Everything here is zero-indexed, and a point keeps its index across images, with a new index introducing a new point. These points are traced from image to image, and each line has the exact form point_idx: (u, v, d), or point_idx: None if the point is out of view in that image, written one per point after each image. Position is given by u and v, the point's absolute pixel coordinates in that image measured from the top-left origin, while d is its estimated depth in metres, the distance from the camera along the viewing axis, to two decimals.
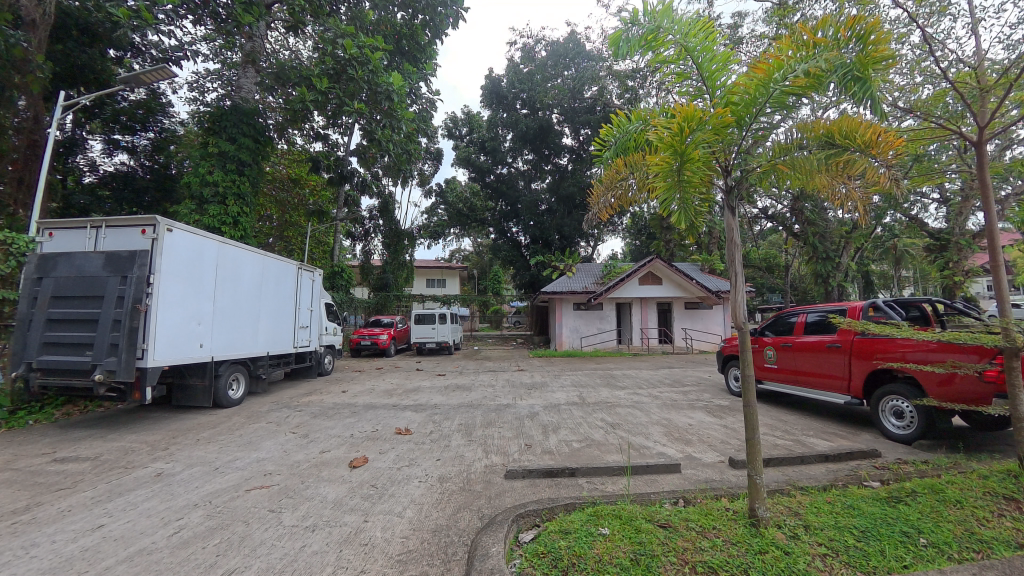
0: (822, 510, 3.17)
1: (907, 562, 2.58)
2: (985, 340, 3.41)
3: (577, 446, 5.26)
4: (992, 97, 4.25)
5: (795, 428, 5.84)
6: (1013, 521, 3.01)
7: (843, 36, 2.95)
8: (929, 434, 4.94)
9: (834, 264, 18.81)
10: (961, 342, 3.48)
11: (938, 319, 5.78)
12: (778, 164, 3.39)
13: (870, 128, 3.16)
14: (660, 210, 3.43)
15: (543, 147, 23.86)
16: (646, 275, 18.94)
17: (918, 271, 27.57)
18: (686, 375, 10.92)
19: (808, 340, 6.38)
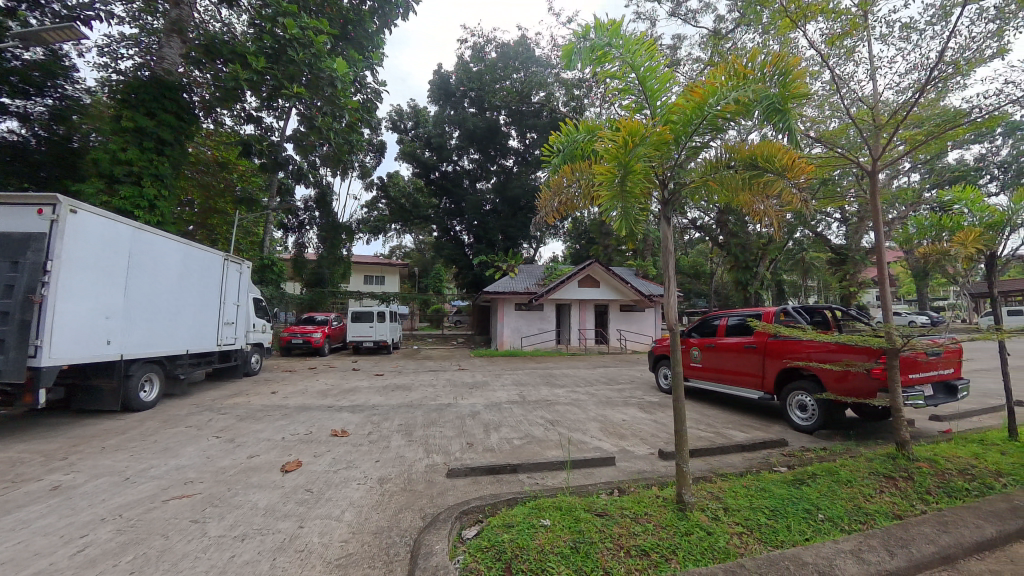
0: (739, 493, 3.51)
1: (808, 535, 2.96)
2: (872, 342, 3.96)
3: (519, 443, 5.39)
4: (884, 133, 4.91)
5: (717, 422, 6.37)
6: (890, 497, 3.54)
7: (767, 71, 3.30)
8: (828, 424, 5.60)
9: (753, 273, 20.61)
10: (855, 343, 4.02)
11: (837, 324, 6.55)
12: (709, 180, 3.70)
13: (786, 154, 3.57)
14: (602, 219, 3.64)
15: (490, 147, 23.99)
16: (585, 278, 19.61)
17: (821, 282, 30.91)
18: (621, 374, 11.47)
19: (729, 341, 6.99)
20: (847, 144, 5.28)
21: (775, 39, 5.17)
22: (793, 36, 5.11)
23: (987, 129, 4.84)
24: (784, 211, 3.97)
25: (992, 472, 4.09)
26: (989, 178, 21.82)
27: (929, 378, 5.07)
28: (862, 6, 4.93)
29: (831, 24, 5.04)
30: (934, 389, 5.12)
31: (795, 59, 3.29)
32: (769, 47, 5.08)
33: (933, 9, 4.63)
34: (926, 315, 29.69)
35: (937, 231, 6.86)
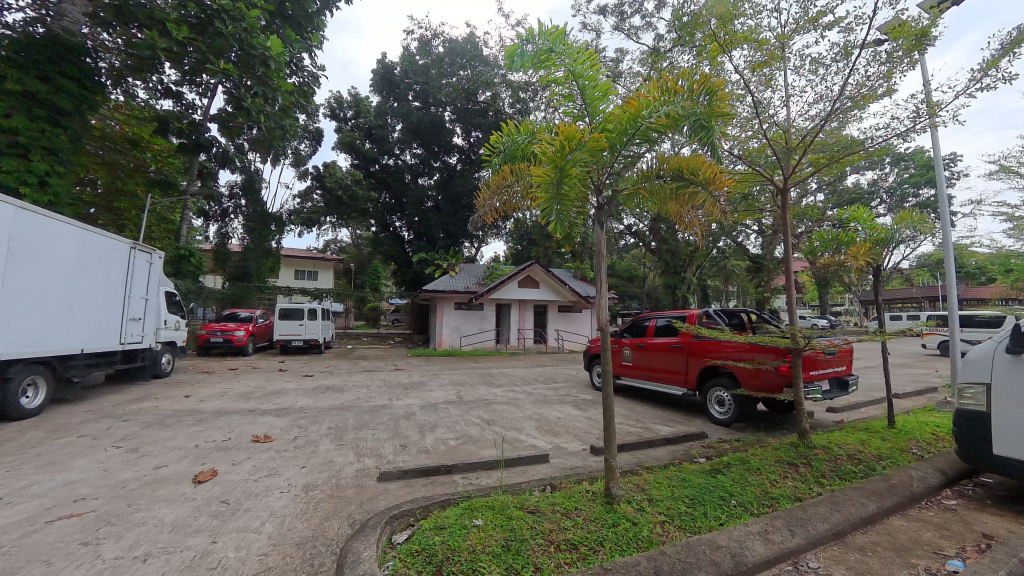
0: (663, 484, 3.71)
1: (722, 521, 3.18)
2: (780, 342, 4.36)
3: (454, 443, 5.33)
4: (795, 155, 5.42)
5: (645, 417, 6.70)
6: (792, 481, 3.91)
7: (696, 89, 3.51)
8: (742, 417, 6.07)
9: (681, 278, 21.98)
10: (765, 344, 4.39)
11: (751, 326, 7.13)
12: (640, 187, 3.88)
13: (710, 168, 3.82)
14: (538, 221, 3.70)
15: (434, 143, 23.59)
16: (525, 278, 19.85)
17: (740, 288, 33.62)
18: (557, 373, 11.74)
19: (657, 341, 7.38)
20: (764, 162, 5.76)
21: (705, 59, 5.55)
22: (722, 58, 5.50)
23: (877, 156, 5.51)
24: (707, 222, 4.23)
25: (873, 457, 4.65)
26: (877, 200, 24.90)
27: (826, 373, 5.66)
28: (780, 39, 5.42)
29: (754, 52, 5.49)
30: (830, 384, 5.73)
31: (720, 81, 3.52)
32: (701, 67, 5.44)
33: (837, 47, 5.18)
34: (825, 320, 33.31)
35: (835, 244, 7.70)
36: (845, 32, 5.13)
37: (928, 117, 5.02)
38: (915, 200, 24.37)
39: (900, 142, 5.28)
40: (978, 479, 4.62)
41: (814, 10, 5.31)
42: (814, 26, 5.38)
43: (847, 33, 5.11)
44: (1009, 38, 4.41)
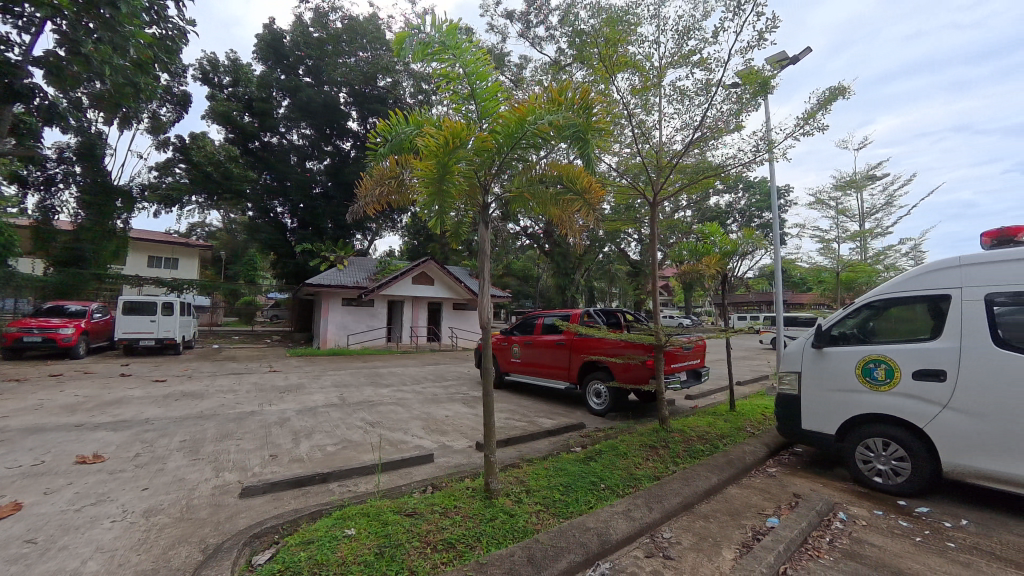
0: (541, 474, 3.88)
1: (591, 504, 3.43)
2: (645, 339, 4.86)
3: (333, 449, 4.98)
4: (665, 174, 6.07)
5: (530, 411, 6.97)
6: (653, 463, 4.36)
7: (579, 103, 3.70)
8: (615, 408, 6.62)
9: (570, 279, 23.35)
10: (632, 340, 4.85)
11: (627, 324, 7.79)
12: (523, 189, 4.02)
13: (587, 179, 4.18)
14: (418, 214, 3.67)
15: (325, 125, 21.87)
16: (419, 275, 19.42)
17: (621, 290, 36.77)
18: (448, 370, 11.67)
19: (544, 338, 7.72)
20: (642, 179, 6.36)
21: (597, 75, 5.93)
22: (610, 77, 5.93)
23: (727, 180, 6.43)
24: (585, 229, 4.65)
25: (717, 436, 5.41)
26: (732, 218, 29.05)
27: (684, 366, 6.42)
28: (657, 70, 6.02)
29: (637, 76, 6.02)
30: (687, 374, 6.52)
31: (601, 101, 3.75)
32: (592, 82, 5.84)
33: (700, 82, 5.89)
34: (688, 320, 37.91)
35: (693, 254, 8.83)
36: (708, 71, 5.86)
37: (765, 152, 5.95)
38: (759, 221, 28.90)
39: (744, 170, 6.19)
40: (791, 448, 5.64)
41: (686, 47, 5.98)
42: (685, 62, 6.05)
43: (710, 72, 5.84)
44: (823, 96, 5.42)
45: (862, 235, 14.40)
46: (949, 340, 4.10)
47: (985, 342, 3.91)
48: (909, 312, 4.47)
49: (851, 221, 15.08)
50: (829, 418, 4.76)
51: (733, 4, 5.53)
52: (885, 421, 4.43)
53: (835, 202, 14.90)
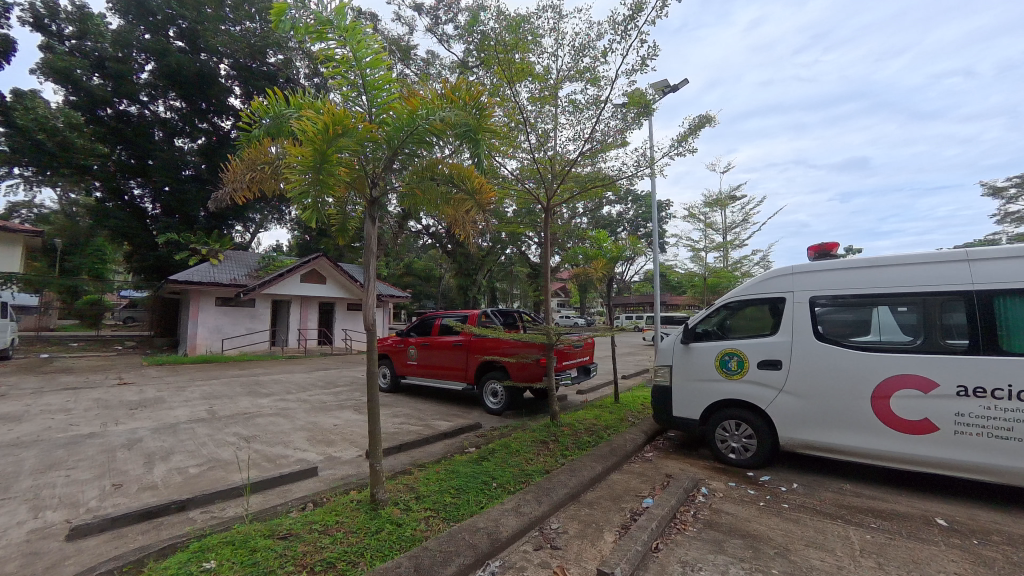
0: (433, 479, 3.84)
1: (482, 504, 3.47)
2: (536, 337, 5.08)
3: (196, 471, 4.39)
4: (557, 181, 6.46)
5: (426, 414, 6.85)
6: (543, 457, 4.57)
7: (470, 102, 3.71)
8: (510, 406, 6.79)
9: (472, 280, 23.45)
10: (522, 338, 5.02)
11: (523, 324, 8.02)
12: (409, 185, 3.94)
13: (477, 179, 4.23)
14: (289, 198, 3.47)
15: (200, 99, 19.15)
16: (309, 272, 18.02)
17: (522, 291, 37.82)
18: (340, 376, 10.98)
19: (441, 339, 7.65)
20: (539, 183, 6.62)
21: (499, 79, 6.03)
22: (511, 83, 6.06)
23: (613, 190, 6.96)
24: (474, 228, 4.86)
25: (602, 427, 5.83)
26: (622, 227, 31.51)
27: (573, 363, 6.79)
28: (555, 80, 6.27)
29: (535, 85, 6.25)
30: (577, 371, 6.93)
31: (494, 105, 3.80)
32: (492, 86, 6.01)
33: (591, 97, 6.26)
34: (583, 320, 40.27)
35: (583, 257, 9.46)
36: (598, 88, 6.26)
37: (645, 168, 6.54)
38: (644, 231, 31.70)
39: (627, 183, 6.73)
40: (664, 434, 6.29)
41: (581, 63, 6.32)
42: (580, 78, 6.39)
43: (600, 89, 6.24)
44: (692, 122, 6.10)
45: (724, 247, 16.55)
46: (784, 335, 4.90)
47: (808, 336, 4.75)
48: (756, 312, 5.22)
49: (716, 233, 17.22)
50: (694, 404, 5.40)
51: (622, 29, 5.98)
52: (737, 405, 5.14)
53: (704, 217, 16.91)
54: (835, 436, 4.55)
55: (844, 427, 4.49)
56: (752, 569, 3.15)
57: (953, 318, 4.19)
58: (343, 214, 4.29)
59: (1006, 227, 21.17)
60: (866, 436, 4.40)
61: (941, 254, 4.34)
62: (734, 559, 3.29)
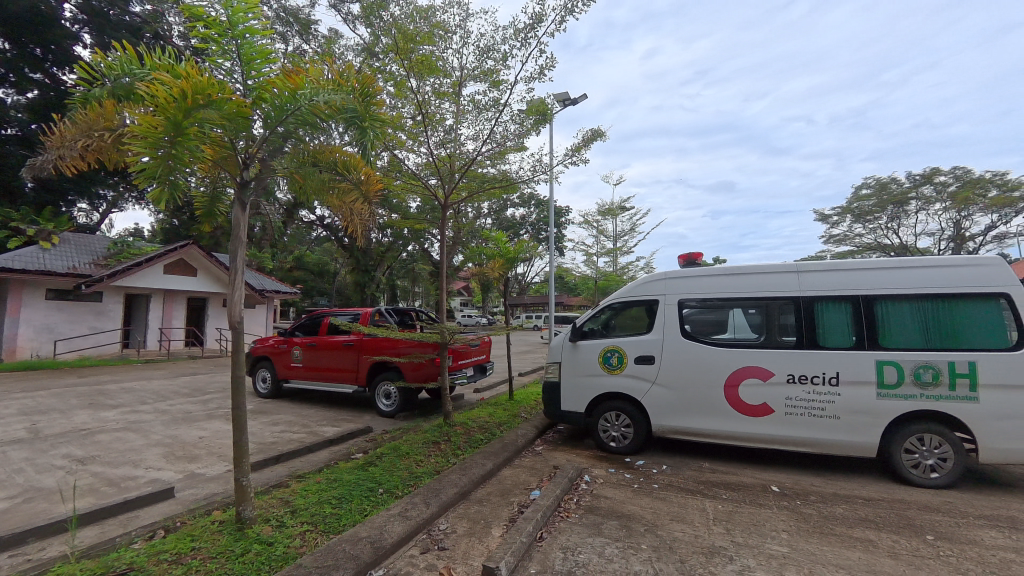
0: (312, 491, 3.70)
1: (366, 513, 3.41)
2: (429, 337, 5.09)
3: (5, 505, 3.61)
4: (454, 177, 6.50)
5: (312, 420, 6.44)
6: (434, 459, 4.62)
7: (360, 88, 3.78)
8: (404, 407, 6.67)
9: (370, 276, 22.46)
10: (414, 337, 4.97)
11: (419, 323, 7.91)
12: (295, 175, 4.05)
13: (363, 171, 4.65)
14: (132, 169, 3.07)
15: (31, 44, 15.64)
16: (175, 263, 15.79)
17: (424, 290, 37.10)
18: (209, 382, 9.78)
19: (331, 339, 7.24)
20: (440, 177, 6.60)
21: (402, 68, 5.81)
22: (414, 76, 5.91)
23: (512, 193, 7.18)
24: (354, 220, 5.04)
25: (495, 424, 6.00)
26: (525, 229, 32.49)
27: (468, 362, 6.88)
28: (457, 78, 6.25)
29: (439, 80, 6.17)
30: (473, 370, 7.03)
31: (382, 94, 3.94)
32: (390, 77, 5.83)
33: (491, 99, 6.36)
34: (483, 321, 40.55)
35: (482, 256, 9.64)
36: (500, 92, 6.38)
37: (541, 173, 6.82)
38: (545, 234, 33.01)
39: (525, 186, 6.97)
40: (553, 427, 6.67)
41: (485, 65, 6.38)
42: (483, 78, 6.44)
43: (501, 92, 6.37)
44: (585, 135, 6.50)
45: (613, 253, 17.93)
46: (657, 333, 5.46)
47: (676, 334, 5.37)
48: (634, 312, 5.73)
49: (607, 239, 18.56)
50: (579, 398, 5.79)
51: (523, 36, 6.16)
52: (618, 398, 5.63)
53: (597, 224, 18.14)
54: (697, 421, 5.19)
55: (703, 413, 5.16)
56: (624, 547, 3.48)
57: (786, 319, 5.03)
58: (210, 195, 3.91)
59: (828, 246, 25.93)
60: (720, 420, 5.10)
61: (779, 267, 5.19)
62: (610, 539, 3.60)
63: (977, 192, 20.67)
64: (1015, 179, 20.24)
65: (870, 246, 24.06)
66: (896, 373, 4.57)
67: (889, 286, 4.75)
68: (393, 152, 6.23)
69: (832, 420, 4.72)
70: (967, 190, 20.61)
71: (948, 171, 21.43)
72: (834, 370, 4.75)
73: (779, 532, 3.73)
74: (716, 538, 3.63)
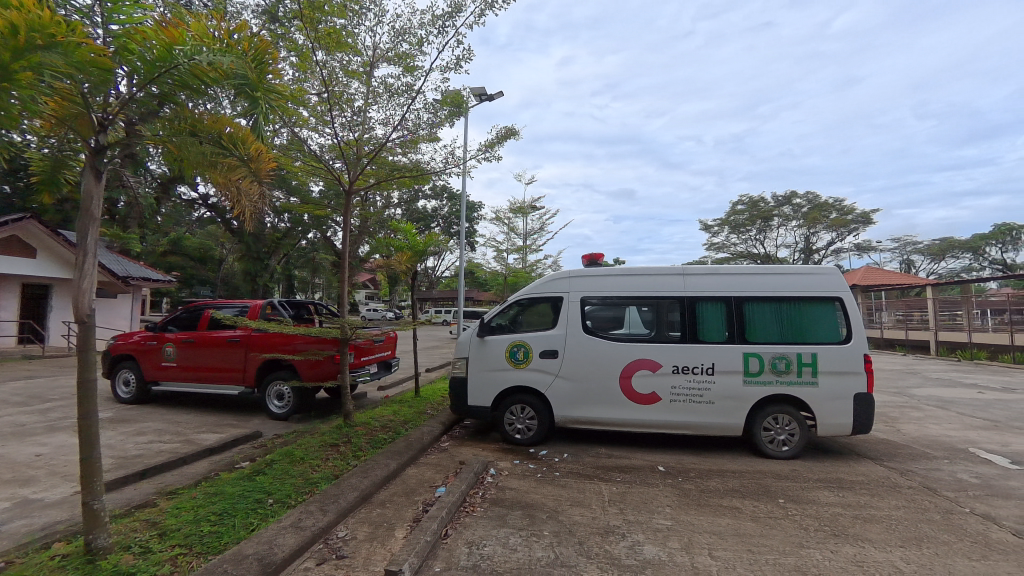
0: (186, 510, 3.30)
1: (252, 527, 3.14)
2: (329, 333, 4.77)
3: None
4: (361, 162, 6.14)
5: (188, 427, 5.69)
6: (332, 462, 4.36)
7: (248, 49, 3.33)
8: (299, 408, 6.18)
9: (263, 265, 20.38)
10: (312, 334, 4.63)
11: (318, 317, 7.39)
12: (170, 146, 3.61)
13: (254, 147, 4.21)
14: None
15: None
16: (6, 240, 12.88)
17: (326, 281, 34.70)
18: (50, 387, 8.16)
19: (212, 335, 6.47)
20: (345, 161, 6.20)
21: (307, 39, 5.34)
22: (319, 49, 5.45)
23: (424, 184, 6.99)
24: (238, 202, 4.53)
25: (400, 423, 5.83)
26: (436, 222, 31.92)
27: (372, 359, 6.59)
28: (369, 58, 5.91)
29: (350, 58, 5.78)
30: (377, 367, 6.75)
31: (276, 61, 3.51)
32: (291, 46, 5.32)
33: (405, 84, 6.12)
34: (391, 315, 39.12)
35: (390, 248, 9.28)
36: (414, 78, 6.15)
37: (454, 166, 6.73)
38: (457, 228, 32.75)
39: (437, 178, 6.82)
40: (461, 423, 6.65)
41: (400, 48, 6.10)
42: (397, 62, 6.15)
43: (415, 79, 6.15)
44: (499, 132, 6.54)
45: (523, 250, 18.40)
46: (561, 328, 5.71)
47: (578, 329, 5.66)
48: (540, 308, 5.92)
49: (518, 237, 18.97)
50: (486, 393, 5.84)
51: (441, 24, 5.99)
52: (523, 391, 5.79)
53: (508, 221, 18.45)
54: (595, 411, 5.54)
55: (600, 403, 5.52)
56: (528, 535, 3.59)
57: (673, 316, 5.56)
58: (50, 158, 3.22)
59: (709, 253, 29.28)
60: (615, 408, 5.49)
61: (668, 269, 5.72)
62: (514, 529, 3.69)
63: (822, 214, 24.99)
64: (849, 205, 24.78)
65: (741, 254, 27.61)
66: (758, 362, 5.30)
67: (754, 289, 5.49)
68: (294, 130, 5.72)
69: (708, 405, 5.34)
70: (816, 212, 24.79)
71: (802, 195, 25.41)
72: (711, 361, 5.37)
73: (663, 507, 4.14)
74: (611, 518, 3.91)
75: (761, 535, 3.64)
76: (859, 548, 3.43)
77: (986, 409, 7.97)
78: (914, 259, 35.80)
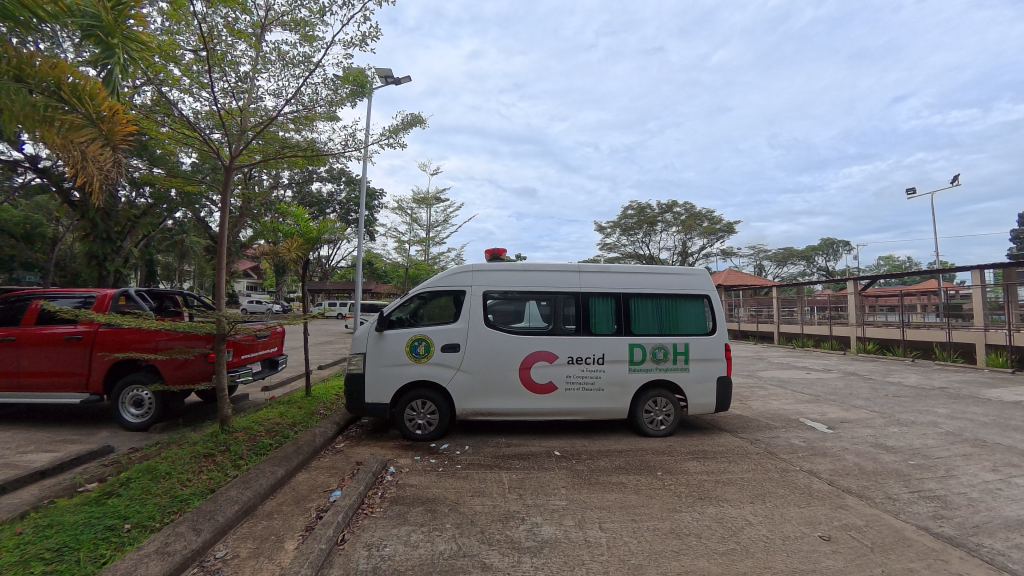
0: (4, 551, 2.66)
1: (105, 559, 2.66)
2: (202, 328, 4.17)
3: None
4: (243, 133, 5.43)
5: (5, 446, 4.58)
6: (206, 475, 3.83)
7: None
8: (162, 416, 5.32)
9: (114, 248, 16.91)
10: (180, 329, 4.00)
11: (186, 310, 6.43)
12: None
13: (105, 107, 3.52)
14: None
15: None
16: None
17: (196, 267, 30.20)
18: None
19: (41, 332, 5.28)
20: (229, 134, 5.45)
21: None
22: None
23: (319, 165, 6.41)
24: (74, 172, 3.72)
25: (288, 426, 5.32)
26: (331, 208, 29.68)
27: (254, 356, 5.91)
28: (259, 19, 5.24)
29: (237, 15, 5.07)
30: (260, 365, 6.07)
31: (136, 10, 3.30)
32: None
33: (302, 55, 5.54)
34: (279, 307, 35.57)
35: (277, 233, 8.35)
36: (313, 49, 5.61)
37: (354, 150, 6.29)
38: (354, 216, 30.80)
39: (334, 160, 6.31)
40: (357, 421, 6.30)
41: (297, 13, 5.49)
42: (292, 28, 5.55)
43: (314, 50, 5.61)
44: (404, 118, 6.27)
45: (426, 242, 17.96)
46: (462, 322, 5.68)
47: (480, 323, 5.69)
48: (442, 301, 5.84)
49: (421, 229, 18.44)
50: (384, 390, 5.59)
51: None
52: (424, 386, 5.66)
53: (411, 211, 17.87)
54: (495, 402, 5.63)
55: (500, 394, 5.63)
56: (430, 530, 3.52)
57: (569, 310, 5.87)
58: None
59: (603, 252, 31.50)
60: (514, 398, 5.64)
61: (566, 266, 6.00)
62: (415, 526, 3.58)
63: (696, 222, 28.35)
64: (717, 216, 28.43)
65: (630, 254, 30.14)
66: (641, 352, 5.83)
67: (639, 286, 6.02)
68: (161, 89, 4.83)
69: (598, 392, 5.75)
70: (691, 220, 28.05)
71: (682, 205, 28.56)
72: (601, 351, 5.78)
73: (559, 489, 4.35)
74: (511, 505, 4.01)
75: (643, 505, 4.02)
76: (720, 507, 3.96)
77: (811, 386, 9.76)
78: (764, 264, 42.28)
